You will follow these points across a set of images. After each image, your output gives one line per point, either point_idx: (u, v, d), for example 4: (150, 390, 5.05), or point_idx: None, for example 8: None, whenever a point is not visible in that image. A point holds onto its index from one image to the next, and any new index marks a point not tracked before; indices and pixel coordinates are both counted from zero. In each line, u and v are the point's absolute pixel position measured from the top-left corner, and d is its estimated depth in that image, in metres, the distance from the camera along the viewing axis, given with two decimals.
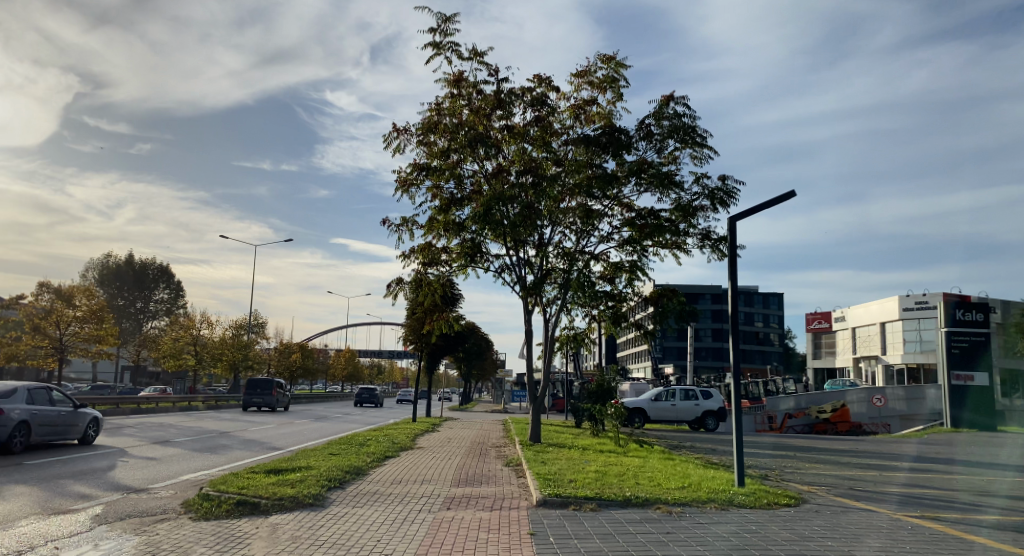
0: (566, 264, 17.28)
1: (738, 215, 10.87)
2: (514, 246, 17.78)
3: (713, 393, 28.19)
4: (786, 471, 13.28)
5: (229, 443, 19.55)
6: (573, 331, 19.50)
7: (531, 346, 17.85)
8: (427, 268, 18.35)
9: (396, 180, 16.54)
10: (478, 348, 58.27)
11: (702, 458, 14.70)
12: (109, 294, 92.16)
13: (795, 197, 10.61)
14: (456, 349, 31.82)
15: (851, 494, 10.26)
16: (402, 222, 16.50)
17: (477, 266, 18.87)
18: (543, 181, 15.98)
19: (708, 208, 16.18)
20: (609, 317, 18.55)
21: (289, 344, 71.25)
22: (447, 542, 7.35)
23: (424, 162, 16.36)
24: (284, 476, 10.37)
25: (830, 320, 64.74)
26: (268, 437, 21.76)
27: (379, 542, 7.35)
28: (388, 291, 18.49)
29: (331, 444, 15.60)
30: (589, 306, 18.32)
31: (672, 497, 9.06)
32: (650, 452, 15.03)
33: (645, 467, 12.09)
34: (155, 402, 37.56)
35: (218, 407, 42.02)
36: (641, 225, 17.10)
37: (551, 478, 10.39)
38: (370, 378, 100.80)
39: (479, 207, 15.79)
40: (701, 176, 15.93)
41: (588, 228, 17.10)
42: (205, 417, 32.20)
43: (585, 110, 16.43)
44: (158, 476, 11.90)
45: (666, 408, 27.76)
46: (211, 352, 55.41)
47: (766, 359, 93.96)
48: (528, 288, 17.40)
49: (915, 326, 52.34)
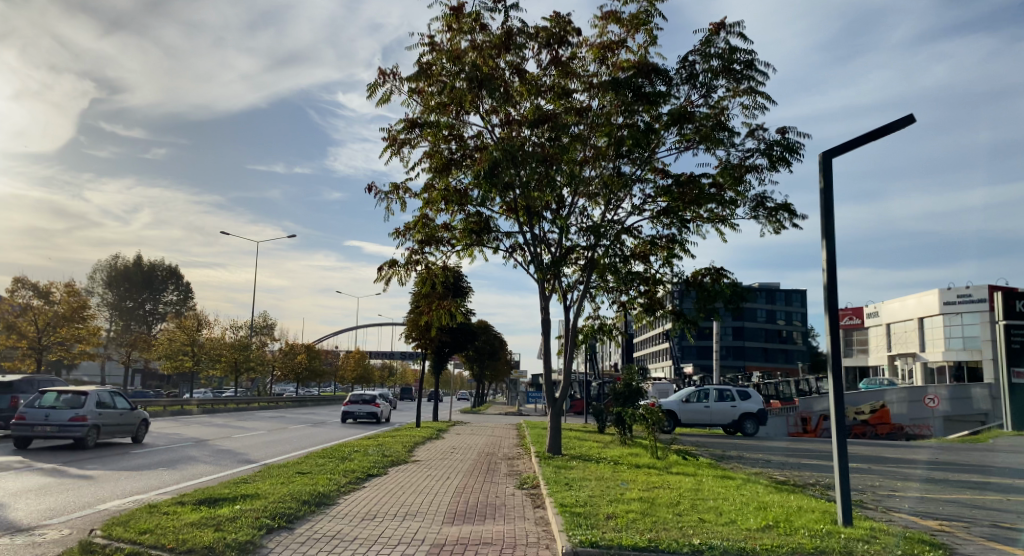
0: (589, 240, 14.40)
1: (835, 149, 7.70)
2: (528, 219, 14.99)
3: (751, 393, 25.19)
4: (881, 493, 10.24)
5: (200, 455, 16.88)
6: (599, 321, 16.66)
7: (550, 340, 14.92)
8: (425, 249, 15.60)
9: (384, 139, 13.79)
10: (491, 348, 55.61)
11: (765, 476, 11.69)
12: (117, 296, 90.57)
13: (915, 122, 7.60)
14: (464, 346, 29.11)
15: (1003, 534, 7.30)
16: (391, 189, 13.72)
17: (486, 246, 16.15)
18: (562, 136, 13.13)
19: (763, 167, 13.24)
20: (643, 306, 15.57)
21: (295, 344, 68.92)
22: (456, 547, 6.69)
23: (418, 116, 13.64)
24: (217, 512, 7.60)
25: (862, 316, 61.39)
26: (249, 447, 19.06)
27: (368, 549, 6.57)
28: (379, 275, 15.72)
29: (303, 459, 12.93)
30: (617, 291, 15.48)
31: (760, 547, 6.17)
32: (697, 467, 12.09)
33: (703, 492, 9.12)
34: (144, 407, 35.06)
35: (213, 411, 39.53)
36: (678, 192, 14.21)
37: (579, 512, 7.53)
38: (381, 380, 98.56)
39: (485, 168, 12.98)
40: (756, 128, 12.97)
41: (616, 196, 14.23)
42: (193, 423, 29.58)
43: (613, 53, 13.52)
44: (69, 506, 9.25)
45: (700, 410, 24.86)
46: (210, 352, 52.96)
47: (789, 358, 90.76)
48: (544, 269, 14.55)
49: (957, 321, 48.93)
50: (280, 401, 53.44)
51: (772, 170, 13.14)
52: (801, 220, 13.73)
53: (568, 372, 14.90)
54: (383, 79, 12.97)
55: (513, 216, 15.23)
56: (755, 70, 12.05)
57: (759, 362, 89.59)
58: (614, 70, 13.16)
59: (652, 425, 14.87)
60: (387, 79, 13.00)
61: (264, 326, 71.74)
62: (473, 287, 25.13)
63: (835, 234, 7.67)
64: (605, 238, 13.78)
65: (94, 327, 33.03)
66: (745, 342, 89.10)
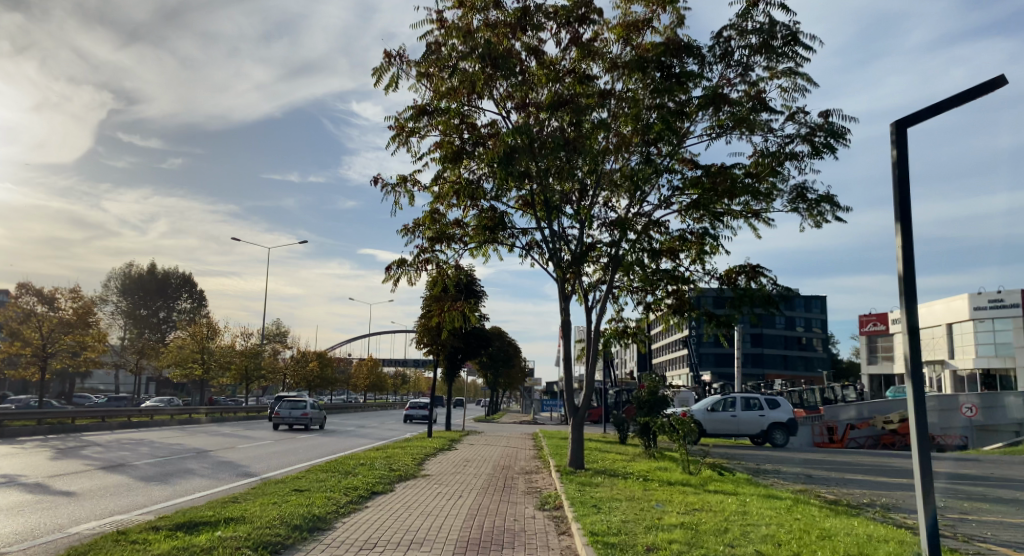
0: (612, 236, 13.35)
1: (911, 117, 6.56)
2: (547, 215, 13.96)
3: (780, 401, 23.95)
4: (953, 517, 8.99)
5: (199, 467, 15.89)
6: (623, 324, 15.55)
7: (571, 344, 13.85)
8: (436, 248, 14.59)
9: (391, 127, 12.80)
10: (505, 355, 54.63)
11: (812, 494, 10.50)
12: (131, 304, 90.34)
13: (1005, 84, 6.44)
14: (478, 352, 28.12)
15: None
16: (398, 181, 12.73)
17: (500, 244, 15.15)
18: (584, 121, 12.06)
19: (804, 154, 12.10)
20: (670, 307, 14.42)
21: (307, 352, 68.20)
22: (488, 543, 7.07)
23: (428, 102, 12.64)
24: (190, 541, 6.55)
25: (885, 323, 59.77)
26: (253, 459, 18.06)
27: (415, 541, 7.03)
28: (388, 276, 14.72)
29: (303, 474, 11.87)
30: (642, 292, 14.39)
31: None
32: (736, 484, 10.90)
33: (753, 517, 7.96)
34: (152, 415, 34.26)
35: (221, 420, 38.68)
36: (709, 183, 13.15)
37: (612, 542, 6.44)
38: (394, 388, 97.74)
39: (499, 156, 11.92)
40: (797, 112, 11.83)
41: (642, 188, 13.19)
42: (200, 432, 28.66)
43: (639, 31, 12.47)
44: (36, 530, 8.22)
45: (726, 419, 23.74)
46: (220, 360, 52.26)
47: (809, 366, 88.98)
48: (564, 267, 13.47)
49: (988, 326, 47.25)
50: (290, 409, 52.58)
51: (814, 156, 11.98)
52: (844, 213, 12.58)
53: (590, 378, 13.78)
54: (389, 61, 11.98)
55: (530, 210, 14.30)
56: (797, 46, 10.92)
57: (778, 370, 87.81)
58: (639, 50, 12.11)
59: (683, 437, 13.56)
60: (393, 61, 12.00)
61: (277, 333, 71.09)
62: (487, 292, 24.13)
63: (912, 215, 6.51)
64: (632, 232, 12.69)
65: (100, 333, 32.29)
66: (764, 349, 87.41)
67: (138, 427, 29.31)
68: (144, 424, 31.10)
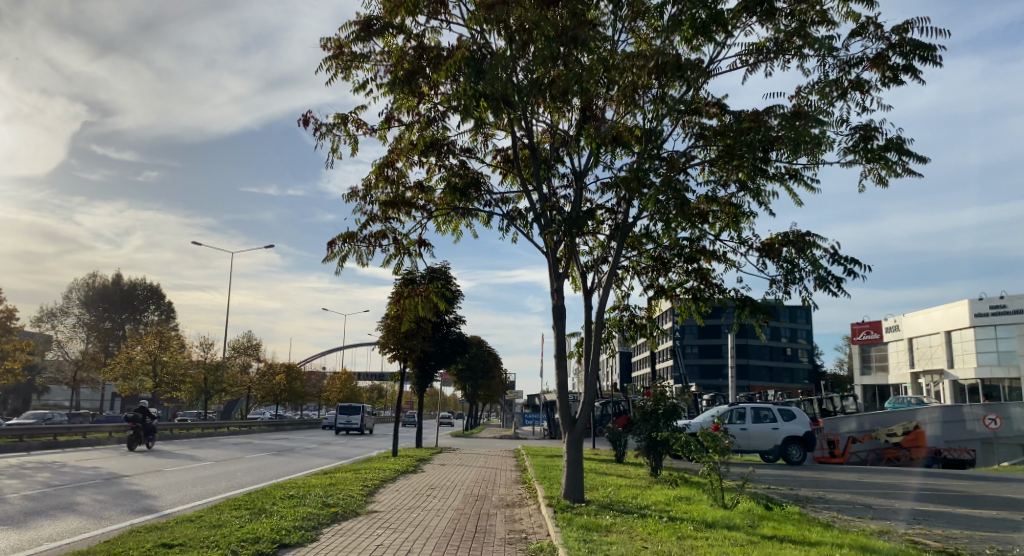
0: (621, 192, 10.34)
1: None
2: (537, 171, 10.99)
3: (796, 412, 21.00)
4: None
5: (89, 499, 12.40)
6: (629, 315, 12.50)
7: (566, 337, 10.68)
8: (393, 219, 11.49)
9: (327, 46, 9.65)
10: (484, 365, 51.41)
11: (910, 543, 7.44)
12: (95, 316, 85.63)
13: None
14: (452, 359, 25.00)
15: None
16: (336, 119, 9.57)
17: (475, 214, 12.15)
18: (586, 28, 8.92)
19: (872, 82, 9.10)
20: (688, 292, 11.33)
21: (274, 364, 64.51)
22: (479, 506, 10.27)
23: (376, 15, 9.56)
24: None
25: (880, 331, 57.65)
26: (171, 487, 14.65)
27: (412, 538, 7.97)
28: (331, 254, 11.54)
29: (197, 515, 8.56)
30: (654, 269, 11.41)
31: None
32: (797, 526, 7.79)
33: None
34: (84, 434, 30.47)
35: (169, 438, 34.95)
36: (741, 127, 10.18)
37: None
38: (369, 402, 94.19)
39: (471, 77, 8.87)
40: (868, 23, 8.81)
41: (658, 134, 10.26)
42: (134, 453, 25.06)
43: None
44: None
45: (735, 433, 20.72)
46: (173, 373, 48.39)
47: (795, 377, 86.85)
48: (557, 231, 10.42)
49: (991, 333, 44.83)
50: (248, 424, 48.84)
51: (886, 85, 9.00)
52: (919, 164, 9.56)
53: (590, 381, 10.58)
54: None
55: (513, 168, 11.46)
56: None
57: (765, 381, 85.27)
58: None
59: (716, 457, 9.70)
60: None
61: (243, 344, 67.11)
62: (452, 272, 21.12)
63: None
64: (648, 184, 9.61)
65: (24, 342, 28.71)
66: (749, 360, 85.15)
67: (63, 447, 25.69)
68: (72, 444, 27.47)
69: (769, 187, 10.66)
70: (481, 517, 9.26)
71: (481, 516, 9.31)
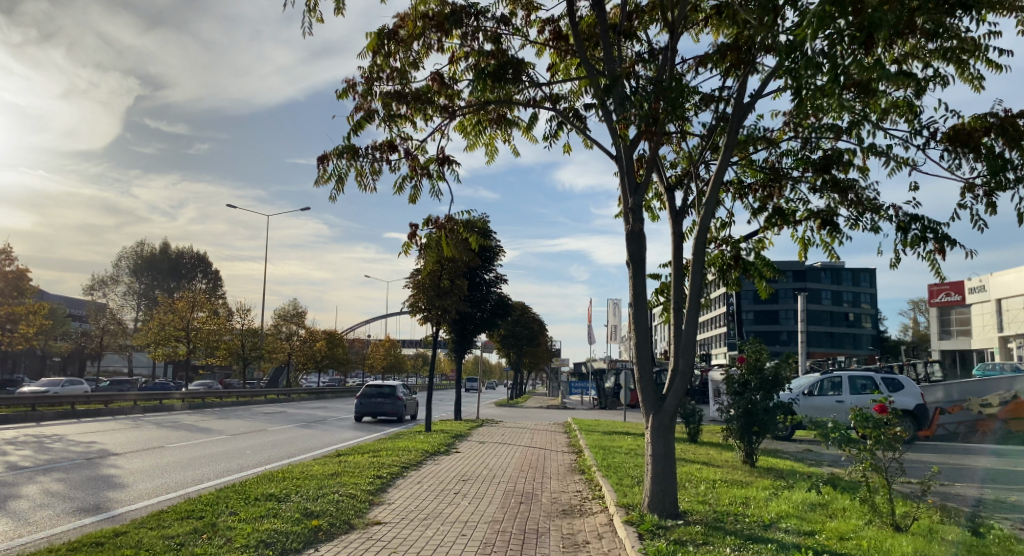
0: (729, 55, 7.04)
1: None
2: (604, 40, 7.77)
3: (904, 382, 17.43)
4: None
5: (37, 491, 9.83)
6: (726, 256, 9.19)
7: (644, 276, 7.56)
8: (404, 121, 8.47)
9: None
10: (530, 331, 48.53)
11: None
12: (144, 285, 85.72)
13: None
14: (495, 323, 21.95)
15: None
16: None
17: (514, 115, 9.02)
18: None
19: None
20: (817, 215, 7.95)
21: (315, 331, 62.56)
22: (522, 514, 7.22)
23: None
24: None
25: (962, 292, 52.76)
26: (155, 470, 12.11)
27: None
28: (322, 174, 8.58)
29: (104, 540, 5.76)
30: (769, 184, 8.09)
31: None
32: None
33: None
34: (105, 403, 28.50)
35: (199, 408, 33.03)
36: None
37: None
38: (414, 370, 92.99)
39: None
40: None
41: None
42: (149, 425, 22.85)
43: None
44: None
45: (829, 406, 17.65)
46: (207, 339, 46.75)
47: (858, 343, 81.95)
48: (634, 118, 7.19)
49: None
50: (287, 392, 47.10)
51: None
52: None
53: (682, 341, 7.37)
54: None
55: (568, 44, 8.28)
56: None
57: (825, 347, 80.76)
58: None
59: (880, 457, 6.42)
60: None
61: (288, 312, 66.33)
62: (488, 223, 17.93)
63: None
64: (780, 32, 6.28)
65: (37, 304, 26.84)
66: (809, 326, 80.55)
67: (75, 419, 23.66)
68: (88, 414, 25.50)
69: (972, 63, 6.90)
70: (525, 540, 6.18)
71: (526, 538, 6.24)
